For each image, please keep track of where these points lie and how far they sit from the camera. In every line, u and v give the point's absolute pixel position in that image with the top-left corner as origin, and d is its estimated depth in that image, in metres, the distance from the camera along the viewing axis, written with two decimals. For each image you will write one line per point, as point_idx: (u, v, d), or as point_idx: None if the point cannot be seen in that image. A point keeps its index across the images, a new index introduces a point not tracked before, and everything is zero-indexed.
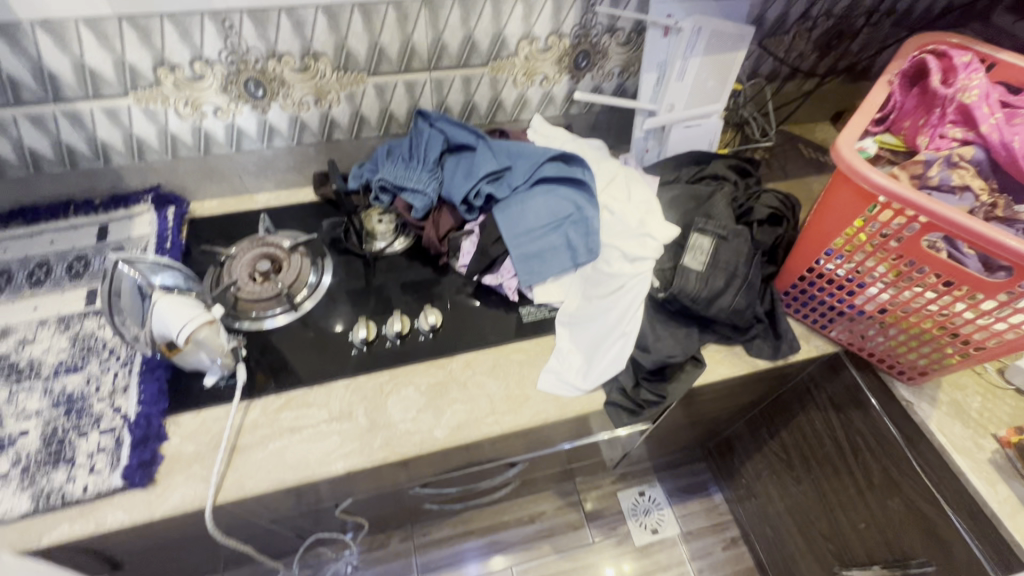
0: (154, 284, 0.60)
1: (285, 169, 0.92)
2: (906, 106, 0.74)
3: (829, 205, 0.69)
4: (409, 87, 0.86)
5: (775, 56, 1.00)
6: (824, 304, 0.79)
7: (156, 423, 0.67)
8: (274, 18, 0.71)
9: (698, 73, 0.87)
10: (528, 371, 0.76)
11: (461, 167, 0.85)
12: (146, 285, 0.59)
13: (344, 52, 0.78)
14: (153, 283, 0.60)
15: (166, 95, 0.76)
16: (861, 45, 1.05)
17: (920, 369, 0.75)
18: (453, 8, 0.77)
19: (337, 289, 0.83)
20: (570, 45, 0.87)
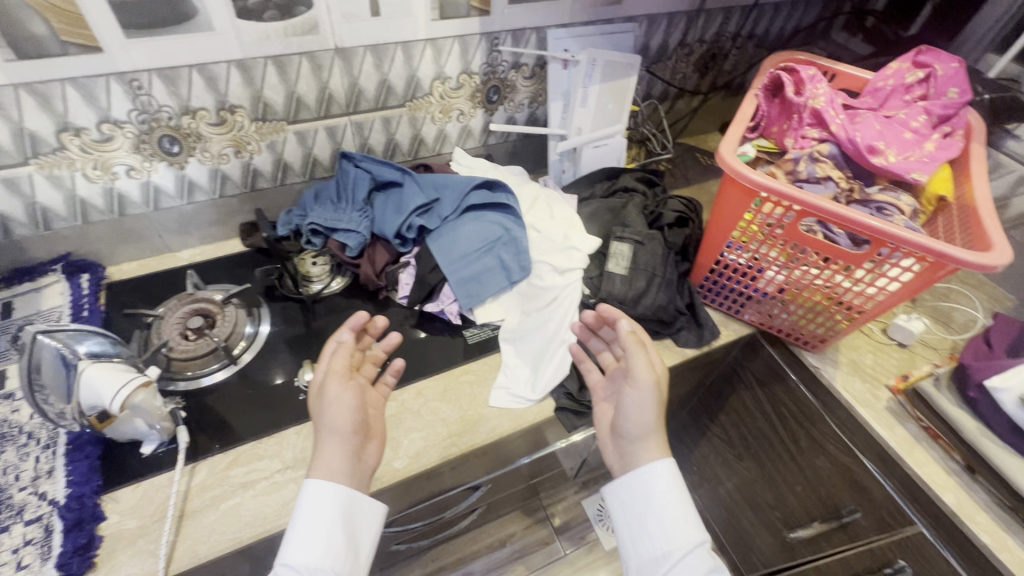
0: (80, 353, 0.56)
1: (208, 223, 0.91)
2: (772, 114, 0.86)
3: (724, 203, 0.79)
4: (331, 132, 0.88)
5: (663, 79, 1.12)
6: (734, 290, 0.88)
7: (90, 503, 0.62)
8: (184, 75, 0.72)
9: (598, 99, 0.97)
10: (478, 391, 0.79)
11: (390, 204, 0.88)
12: (72, 356, 0.55)
13: (261, 102, 0.79)
14: (79, 353, 0.56)
15: (72, 159, 0.74)
16: (732, 64, 1.20)
17: (820, 337, 0.86)
18: (365, 55, 0.81)
19: (276, 337, 0.82)
20: (480, 82, 0.94)
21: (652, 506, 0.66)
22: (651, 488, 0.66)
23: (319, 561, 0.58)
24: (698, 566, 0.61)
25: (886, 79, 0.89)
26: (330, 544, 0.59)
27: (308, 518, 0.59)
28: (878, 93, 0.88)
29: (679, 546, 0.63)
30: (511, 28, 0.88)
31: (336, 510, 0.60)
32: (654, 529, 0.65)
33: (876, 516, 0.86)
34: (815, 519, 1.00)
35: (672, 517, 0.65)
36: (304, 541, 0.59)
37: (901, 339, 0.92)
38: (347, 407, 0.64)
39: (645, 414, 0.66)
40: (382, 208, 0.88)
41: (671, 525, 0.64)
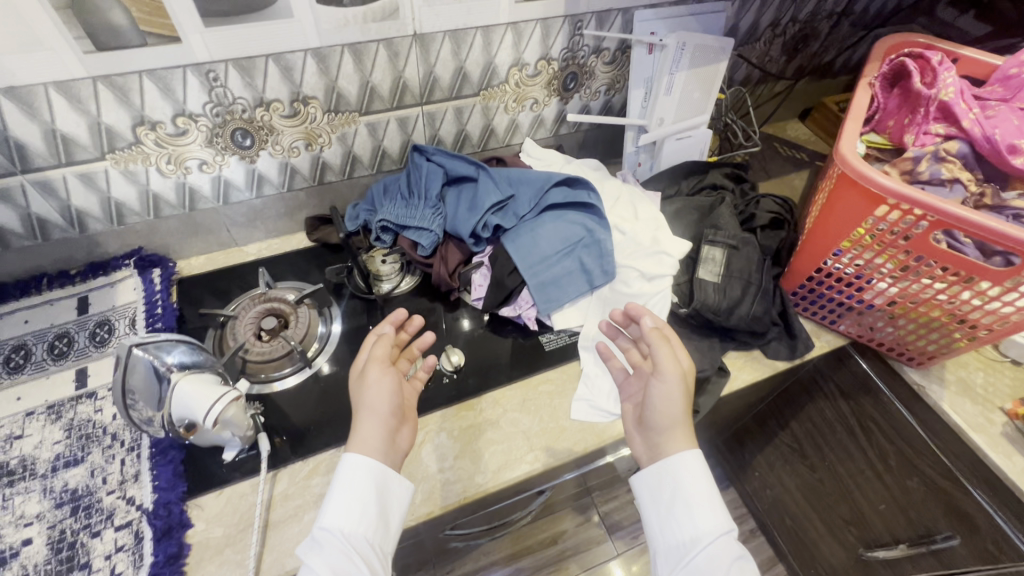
0: (170, 364, 0.54)
1: (276, 216, 0.89)
2: (889, 106, 0.78)
3: (838, 208, 0.71)
4: (402, 123, 0.83)
5: (749, 63, 1.03)
6: (833, 300, 0.81)
7: (176, 510, 0.61)
8: (260, 65, 0.68)
9: (684, 87, 0.90)
10: (558, 402, 0.75)
11: (463, 200, 0.83)
12: (164, 368, 0.53)
13: (335, 93, 0.75)
14: (169, 364, 0.54)
15: (146, 153, 0.71)
16: (824, 46, 1.10)
17: (929, 355, 0.78)
18: (444, 41, 0.75)
19: (347, 339, 0.80)
20: (559, 69, 0.87)
21: (680, 491, 0.60)
22: (681, 477, 0.60)
23: (355, 528, 0.56)
24: (726, 556, 0.55)
25: (1019, 66, 0.78)
26: (371, 513, 0.57)
27: (339, 485, 0.58)
28: (1010, 82, 0.78)
29: (707, 533, 0.57)
30: (596, 10, 0.81)
31: (366, 479, 0.58)
32: (680, 514, 0.59)
33: (979, 547, 0.80)
34: (901, 541, 0.94)
35: (703, 504, 0.59)
36: (338, 504, 0.57)
37: (1016, 357, 0.84)
38: (386, 394, 0.62)
39: (673, 407, 0.62)
40: (454, 204, 0.83)
41: (699, 512, 0.58)
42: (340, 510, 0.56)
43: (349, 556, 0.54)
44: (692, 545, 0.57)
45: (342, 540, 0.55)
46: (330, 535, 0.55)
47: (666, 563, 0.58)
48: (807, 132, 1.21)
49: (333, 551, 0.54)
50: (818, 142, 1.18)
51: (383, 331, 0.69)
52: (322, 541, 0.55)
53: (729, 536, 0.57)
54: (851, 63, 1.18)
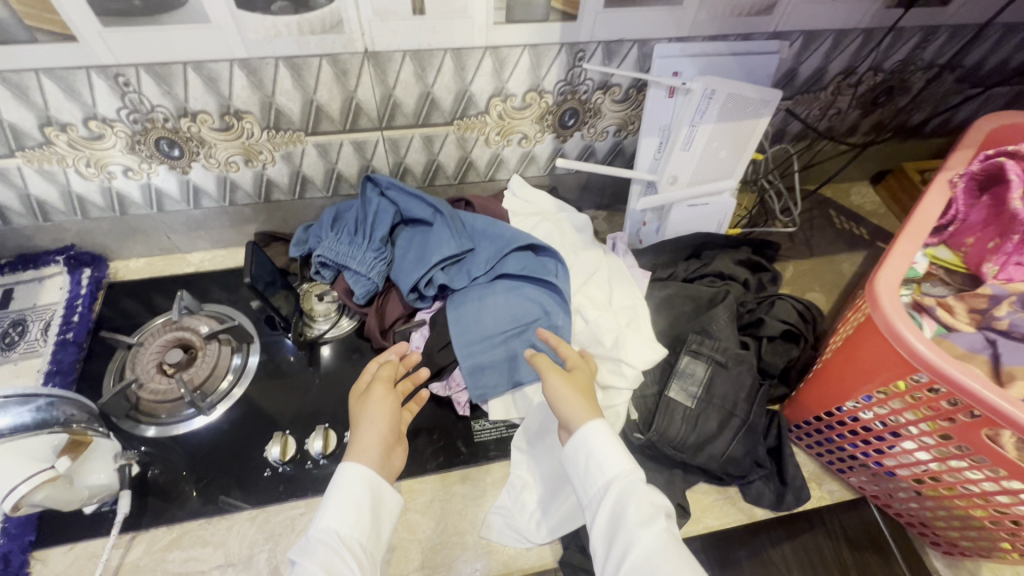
0: None
1: (220, 228, 0.80)
2: (972, 216, 0.58)
3: (860, 353, 0.53)
4: (359, 147, 0.72)
5: (807, 115, 0.83)
6: (846, 451, 0.63)
7: (15, 563, 0.56)
8: (178, 73, 0.58)
9: (708, 143, 0.72)
10: (470, 511, 0.63)
11: (411, 248, 0.71)
12: None
13: (273, 109, 0.64)
14: None
15: (61, 155, 0.64)
16: (914, 102, 0.87)
17: (961, 548, 0.60)
18: (404, 62, 0.62)
19: (260, 384, 0.71)
20: (554, 103, 0.72)
21: (587, 446, 0.48)
22: (584, 440, 0.48)
23: (351, 532, 0.48)
24: (639, 497, 0.45)
25: None
26: (366, 516, 0.50)
27: (336, 487, 0.50)
28: None
29: (620, 474, 0.46)
30: (603, 40, 0.65)
31: (369, 485, 0.51)
32: (591, 462, 0.48)
33: None
34: None
35: (615, 444, 0.48)
36: (337, 503, 0.49)
37: None
38: (380, 420, 0.55)
39: (559, 397, 0.52)
40: (402, 251, 0.72)
41: (607, 453, 0.48)
42: (331, 508, 0.49)
43: (339, 561, 0.46)
44: (603, 490, 0.46)
45: (331, 542, 0.47)
46: (321, 537, 0.47)
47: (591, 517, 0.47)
48: (876, 202, 0.99)
49: (328, 554, 0.46)
50: (886, 216, 0.97)
51: (388, 358, 0.63)
52: (315, 543, 0.47)
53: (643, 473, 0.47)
54: (950, 125, 0.94)
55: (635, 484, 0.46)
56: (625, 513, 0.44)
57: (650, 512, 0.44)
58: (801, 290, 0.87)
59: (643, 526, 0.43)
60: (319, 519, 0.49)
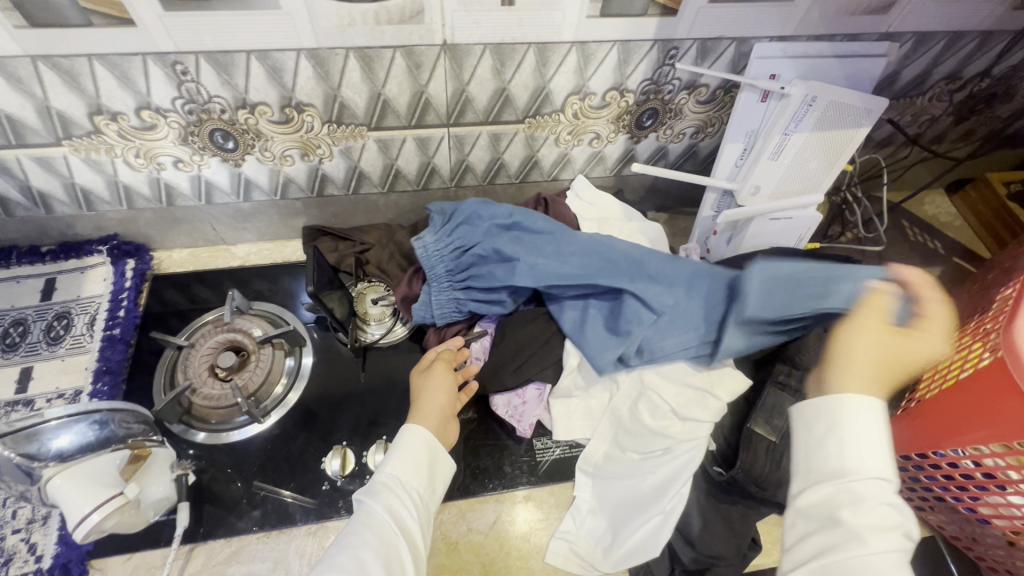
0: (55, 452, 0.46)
1: (267, 220, 0.76)
2: None
3: (978, 403, 0.50)
4: (422, 143, 0.67)
5: (899, 121, 0.77)
6: (931, 492, 0.60)
7: (74, 573, 0.55)
8: (240, 63, 0.53)
9: (798, 154, 0.66)
10: (533, 533, 0.62)
11: (494, 241, 0.65)
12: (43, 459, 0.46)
13: (337, 103, 0.59)
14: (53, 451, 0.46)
15: (109, 144, 0.60)
16: (1013, 110, 0.80)
17: None
18: (483, 55, 0.57)
19: (313, 390, 0.69)
20: (634, 103, 0.66)
21: (840, 422, 0.46)
22: (856, 415, 0.46)
23: (412, 482, 0.52)
24: (879, 503, 0.42)
25: None
26: (427, 471, 0.53)
27: (399, 443, 0.54)
28: None
29: (874, 468, 0.44)
30: (700, 37, 0.59)
31: (428, 444, 0.55)
32: (846, 441, 0.45)
33: None
34: None
35: (884, 433, 0.45)
36: (401, 457, 0.53)
37: None
38: (438, 391, 0.60)
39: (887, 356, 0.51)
40: (483, 245, 0.65)
41: (876, 445, 0.45)
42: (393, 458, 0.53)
43: (401, 505, 0.49)
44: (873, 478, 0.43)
45: (394, 486, 0.51)
46: (387, 483, 0.51)
47: (801, 485, 0.47)
48: (951, 213, 0.92)
49: (389, 496, 0.50)
50: (962, 229, 0.91)
51: (448, 346, 0.66)
52: (379, 485, 0.51)
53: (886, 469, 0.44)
54: None
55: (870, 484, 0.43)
56: (859, 508, 0.42)
57: (881, 514, 0.42)
58: None
59: (876, 532, 0.41)
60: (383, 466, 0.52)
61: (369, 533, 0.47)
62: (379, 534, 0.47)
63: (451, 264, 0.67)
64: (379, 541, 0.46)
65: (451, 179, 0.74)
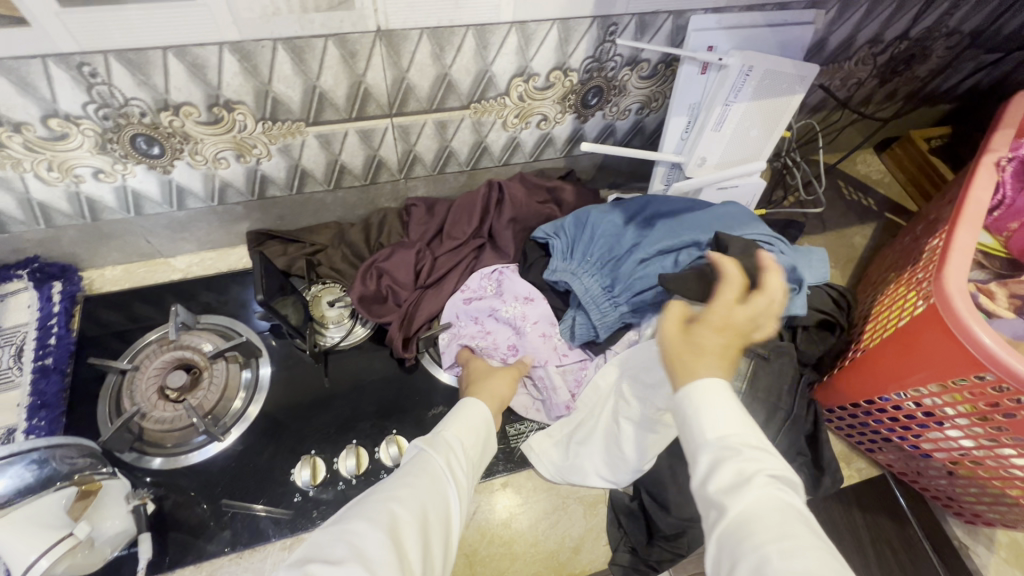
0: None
1: (208, 228, 0.72)
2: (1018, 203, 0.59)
3: (913, 346, 0.54)
4: (365, 136, 0.65)
5: (829, 86, 0.80)
6: (879, 434, 0.65)
7: None
8: (157, 61, 0.49)
9: (740, 123, 0.68)
10: (515, 518, 0.62)
11: (658, 241, 0.63)
12: None
13: (269, 98, 0.56)
14: None
15: (15, 158, 0.55)
16: (930, 69, 0.85)
17: (986, 518, 0.62)
18: (420, 41, 0.55)
19: (275, 402, 0.66)
20: (578, 82, 0.66)
21: (690, 399, 0.43)
22: (695, 398, 0.43)
23: (469, 448, 0.51)
24: (761, 465, 0.39)
25: None
26: (479, 442, 0.52)
27: (460, 411, 0.54)
28: None
29: (721, 434, 0.41)
30: (639, 12, 0.59)
31: (484, 421, 0.54)
32: (694, 417, 0.43)
33: None
34: None
35: (723, 404, 0.43)
36: (461, 422, 0.52)
37: None
38: (501, 386, 0.62)
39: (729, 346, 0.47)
40: (647, 247, 0.63)
41: (716, 408, 0.43)
42: (450, 423, 0.52)
43: (456, 462, 0.48)
44: (698, 453, 0.42)
45: (453, 447, 0.50)
46: (449, 442, 0.50)
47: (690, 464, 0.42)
48: (881, 170, 0.97)
49: (445, 452, 0.48)
50: (891, 185, 0.96)
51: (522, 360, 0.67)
52: (439, 440, 0.49)
53: (745, 437, 0.41)
54: (959, 91, 0.92)
55: (766, 454, 0.40)
56: (720, 474, 0.40)
57: (751, 480, 0.38)
58: None
59: (734, 495, 0.38)
60: (443, 428, 0.51)
61: (424, 479, 0.45)
62: (436, 482, 0.45)
63: (612, 281, 0.65)
64: (436, 488, 0.45)
65: (399, 170, 0.72)
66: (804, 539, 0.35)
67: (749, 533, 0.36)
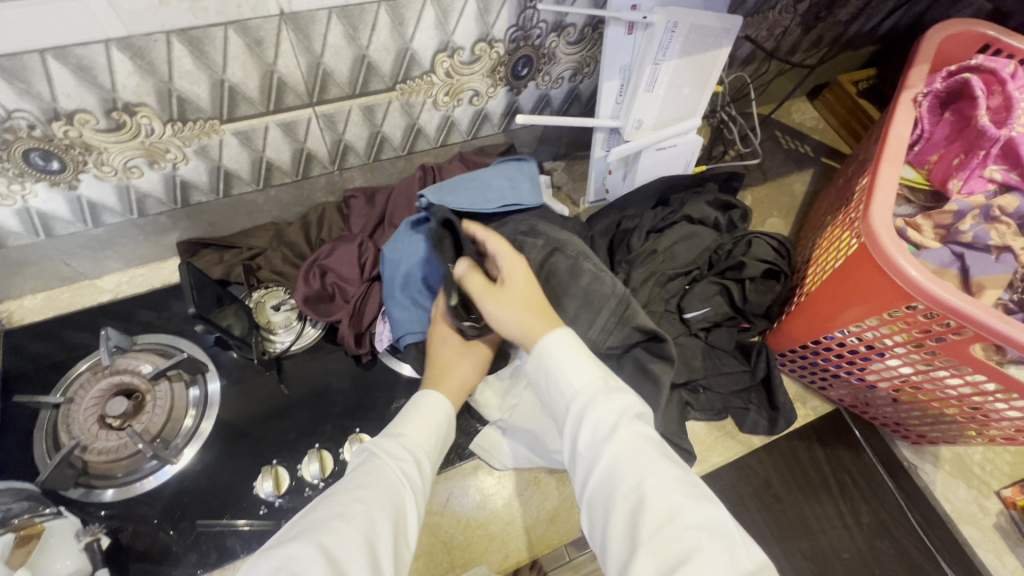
0: None
1: (132, 243, 0.68)
2: (935, 136, 0.61)
3: (848, 283, 0.56)
4: (288, 128, 0.61)
5: (755, 38, 0.81)
6: (828, 371, 0.67)
7: None
8: (35, 68, 0.45)
9: (672, 82, 0.68)
10: (489, 501, 0.62)
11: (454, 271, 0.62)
12: None
13: (174, 98, 0.52)
14: None
15: None
16: (851, 12, 0.86)
17: (930, 438, 0.66)
18: (331, 22, 0.52)
19: (228, 416, 0.63)
20: (505, 53, 0.64)
21: (544, 354, 0.48)
22: (552, 356, 0.48)
23: (424, 444, 0.50)
24: (623, 407, 0.45)
25: None
26: (436, 440, 0.52)
27: (414, 406, 0.54)
28: None
29: (581, 388, 0.46)
30: None
31: (440, 417, 0.54)
32: (555, 374, 0.47)
33: None
34: None
35: (572, 353, 0.48)
36: (418, 419, 0.52)
37: None
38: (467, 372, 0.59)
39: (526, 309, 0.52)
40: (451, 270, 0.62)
41: (567, 363, 0.47)
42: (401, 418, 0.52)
43: (409, 467, 0.47)
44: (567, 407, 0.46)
45: (410, 448, 0.49)
46: (407, 433, 0.50)
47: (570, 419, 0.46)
48: (815, 117, 1.00)
49: (396, 456, 0.47)
50: (826, 130, 0.98)
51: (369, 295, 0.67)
52: (388, 442, 0.48)
53: (605, 380, 0.47)
54: (880, 32, 0.94)
55: (624, 393, 0.46)
56: (587, 423, 0.44)
57: (609, 424, 0.44)
58: (761, 218, 0.88)
59: (601, 441, 0.43)
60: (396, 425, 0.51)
61: (377, 485, 0.44)
62: (391, 487, 0.44)
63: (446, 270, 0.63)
64: (391, 495, 0.43)
65: (331, 162, 0.69)
66: (664, 476, 0.40)
67: (620, 475, 0.41)
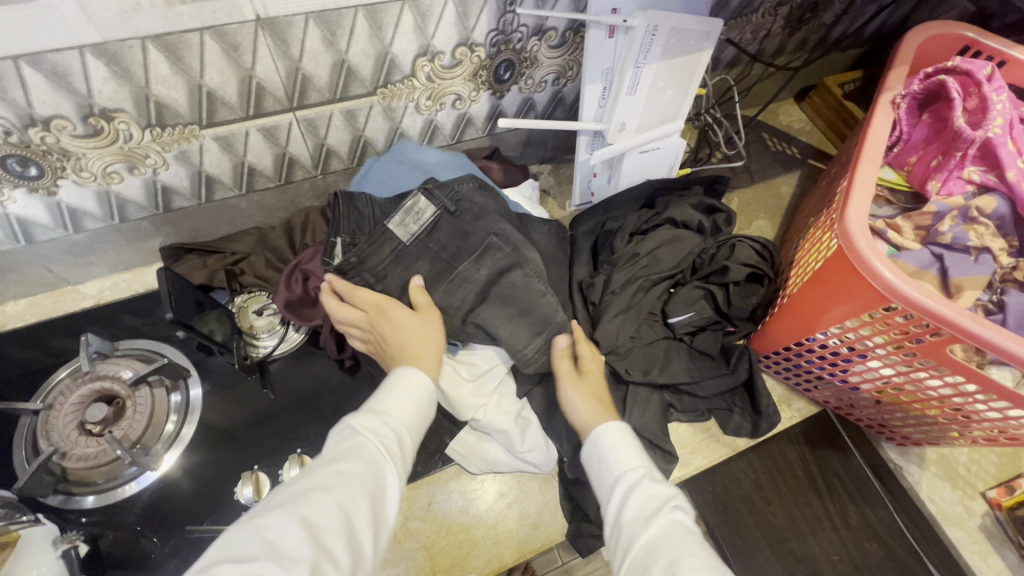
0: None
1: (114, 248, 0.68)
2: (914, 137, 0.61)
3: (828, 285, 0.56)
4: (270, 133, 0.61)
5: (738, 41, 0.81)
6: (812, 373, 0.67)
7: None
8: (10, 75, 0.45)
9: (654, 85, 0.68)
10: (472, 506, 0.62)
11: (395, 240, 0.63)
12: None
13: (152, 103, 0.52)
14: None
15: None
16: (835, 15, 0.87)
17: (914, 439, 0.66)
18: (309, 27, 0.52)
19: (209, 422, 0.63)
20: (486, 56, 0.64)
21: (597, 436, 0.53)
22: (605, 440, 0.52)
23: (403, 417, 0.48)
24: (665, 496, 0.46)
25: None
26: (419, 413, 0.50)
27: (391, 381, 0.51)
28: None
29: (627, 469, 0.49)
30: None
31: (416, 391, 0.50)
32: (605, 457, 0.51)
33: None
34: None
35: (630, 443, 0.51)
36: (394, 394, 0.49)
37: None
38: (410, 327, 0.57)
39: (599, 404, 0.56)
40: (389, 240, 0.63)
41: (621, 447, 0.51)
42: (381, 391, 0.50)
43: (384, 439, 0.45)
44: (611, 485, 0.49)
45: (388, 423, 0.47)
46: (389, 410, 0.48)
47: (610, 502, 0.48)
48: (802, 119, 1.00)
49: (375, 430, 0.45)
50: (812, 132, 0.98)
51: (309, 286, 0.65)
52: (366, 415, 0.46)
53: (652, 471, 0.49)
54: (865, 34, 0.95)
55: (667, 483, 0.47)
56: (629, 500, 0.46)
57: (651, 507, 0.45)
58: (747, 221, 0.88)
59: (641, 523, 0.44)
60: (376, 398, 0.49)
61: (352, 458, 0.42)
62: (369, 460, 0.42)
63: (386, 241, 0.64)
64: (369, 469, 0.42)
65: (315, 166, 0.69)
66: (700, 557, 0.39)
67: (654, 554, 0.41)
